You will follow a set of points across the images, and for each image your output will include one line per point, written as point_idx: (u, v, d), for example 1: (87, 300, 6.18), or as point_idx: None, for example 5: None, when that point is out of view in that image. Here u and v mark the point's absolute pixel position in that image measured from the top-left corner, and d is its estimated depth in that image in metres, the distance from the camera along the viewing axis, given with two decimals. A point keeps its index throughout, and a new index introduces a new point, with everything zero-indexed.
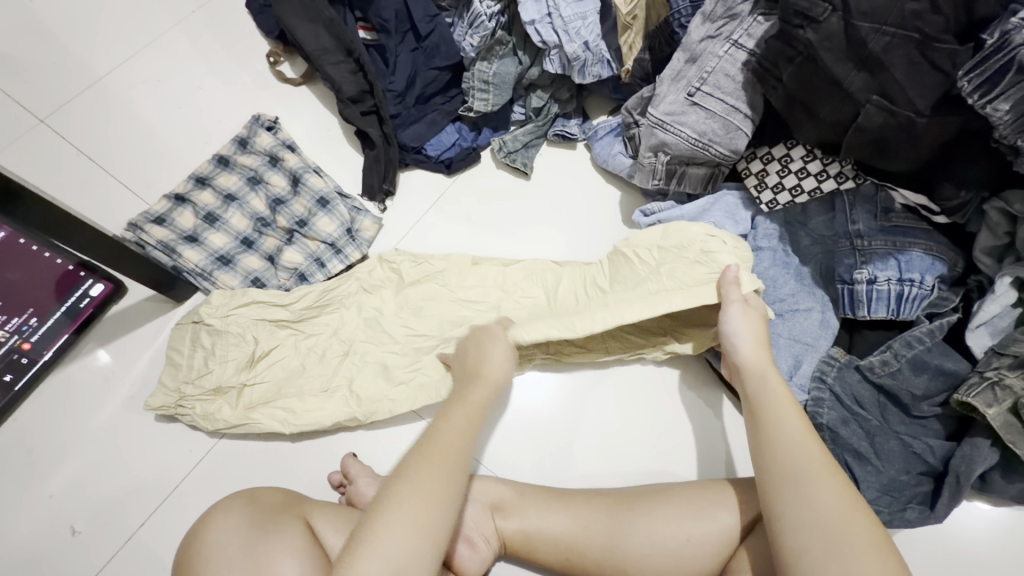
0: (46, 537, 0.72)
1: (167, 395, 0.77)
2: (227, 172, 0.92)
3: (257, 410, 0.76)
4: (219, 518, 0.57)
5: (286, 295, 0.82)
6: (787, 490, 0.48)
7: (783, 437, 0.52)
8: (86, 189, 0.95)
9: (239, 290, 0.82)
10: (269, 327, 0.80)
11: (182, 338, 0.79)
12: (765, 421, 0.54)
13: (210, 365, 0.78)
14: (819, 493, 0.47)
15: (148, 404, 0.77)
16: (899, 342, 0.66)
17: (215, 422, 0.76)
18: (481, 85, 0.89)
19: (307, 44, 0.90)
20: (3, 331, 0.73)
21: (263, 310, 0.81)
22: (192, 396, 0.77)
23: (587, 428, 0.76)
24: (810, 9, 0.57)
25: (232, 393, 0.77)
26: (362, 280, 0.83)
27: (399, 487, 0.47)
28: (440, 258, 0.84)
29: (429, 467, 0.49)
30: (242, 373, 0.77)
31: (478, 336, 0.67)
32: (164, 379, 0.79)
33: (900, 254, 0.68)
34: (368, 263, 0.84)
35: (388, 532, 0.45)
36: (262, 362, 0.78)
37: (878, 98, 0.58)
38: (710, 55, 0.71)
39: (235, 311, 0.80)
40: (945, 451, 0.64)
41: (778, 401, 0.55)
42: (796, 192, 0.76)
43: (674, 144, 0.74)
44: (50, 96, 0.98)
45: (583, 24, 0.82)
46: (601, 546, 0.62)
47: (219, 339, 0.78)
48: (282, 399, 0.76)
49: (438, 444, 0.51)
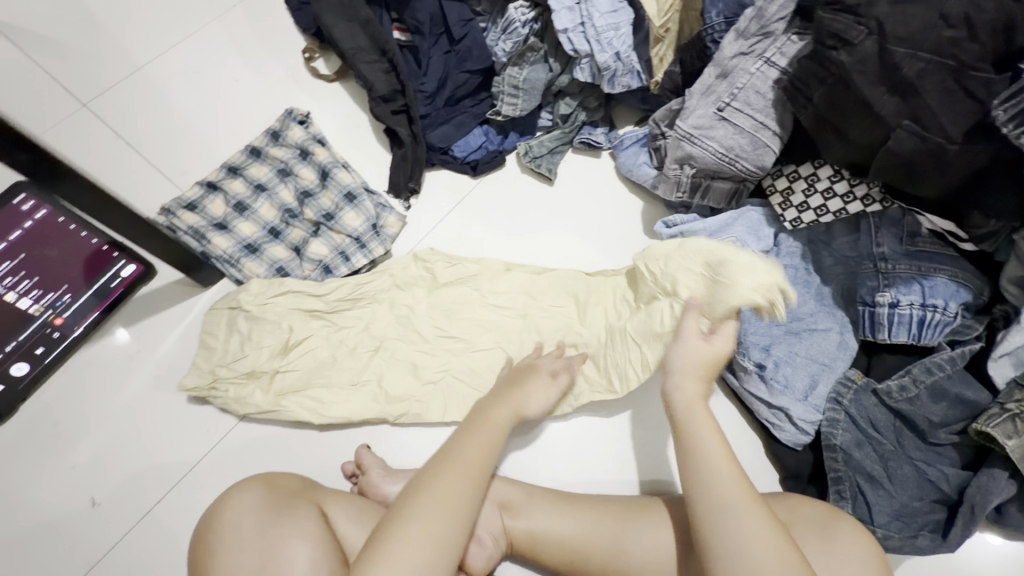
0: (67, 507, 0.75)
1: (201, 376, 0.79)
2: (259, 163, 0.94)
3: (287, 397, 0.77)
4: (236, 498, 0.58)
5: (320, 285, 0.84)
6: (727, 516, 0.51)
7: (712, 464, 0.54)
8: (124, 171, 0.97)
9: (276, 279, 0.84)
10: (304, 317, 0.81)
11: (217, 323, 0.82)
12: (701, 449, 0.56)
13: (245, 349, 0.80)
14: (748, 523, 0.50)
15: (181, 384, 0.79)
16: (919, 366, 0.67)
17: (246, 406, 0.77)
18: (511, 90, 0.91)
19: (343, 42, 0.92)
20: (38, 305, 0.77)
21: (298, 299, 0.82)
22: (226, 379, 0.78)
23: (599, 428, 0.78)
24: (845, 32, 0.57)
25: (264, 377, 0.78)
26: (395, 277, 0.85)
27: (412, 503, 0.50)
28: (475, 261, 0.85)
29: (440, 481, 0.52)
30: (276, 358, 0.79)
31: (525, 370, 0.70)
32: (199, 360, 0.80)
33: (925, 279, 0.68)
34: (403, 261, 0.86)
35: (400, 542, 0.47)
36: (295, 349, 0.80)
37: (909, 123, 0.58)
38: (741, 72, 0.71)
39: (272, 299, 0.82)
40: (960, 480, 0.64)
41: (705, 432, 0.57)
42: (819, 212, 0.76)
43: (701, 158, 0.75)
44: (92, 82, 1.02)
45: (615, 35, 0.83)
46: (607, 550, 0.62)
47: (256, 325, 0.80)
48: (311, 388, 0.78)
49: (453, 463, 0.54)
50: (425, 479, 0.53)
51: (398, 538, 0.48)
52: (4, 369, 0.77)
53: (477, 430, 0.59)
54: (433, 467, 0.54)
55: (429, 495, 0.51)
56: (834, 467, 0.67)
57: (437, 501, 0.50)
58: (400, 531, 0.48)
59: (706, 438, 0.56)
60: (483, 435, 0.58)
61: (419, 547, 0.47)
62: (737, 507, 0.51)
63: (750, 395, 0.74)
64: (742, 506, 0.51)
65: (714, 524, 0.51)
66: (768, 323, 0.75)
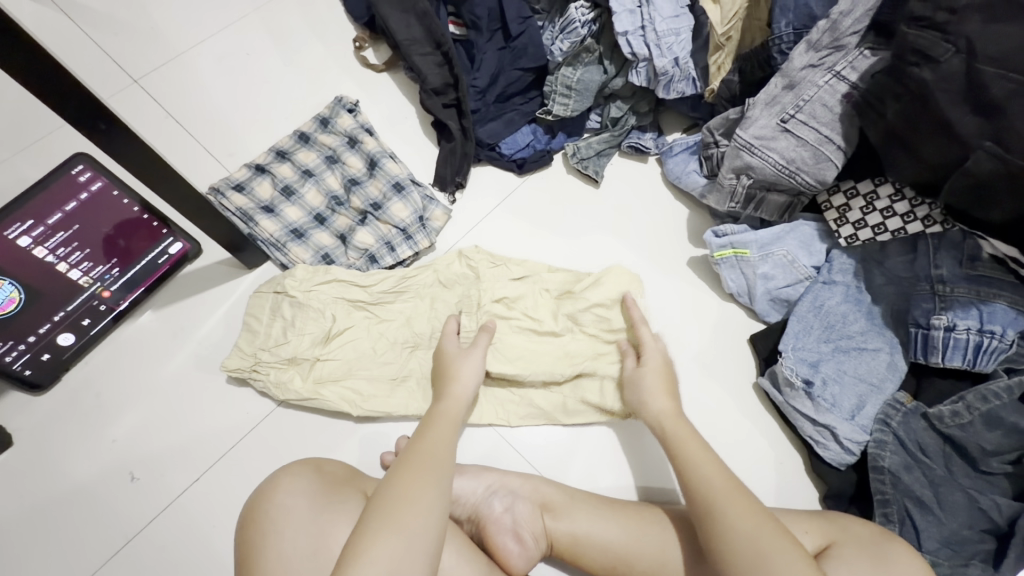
0: (106, 481, 0.75)
1: (243, 358, 0.79)
2: (307, 149, 0.95)
3: (325, 387, 0.77)
4: (287, 479, 0.58)
5: (366, 276, 0.84)
6: (722, 505, 0.53)
7: (698, 464, 0.58)
8: (170, 148, 0.97)
9: (320, 266, 0.84)
10: (347, 307, 0.81)
11: (262, 306, 0.82)
12: (685, 455, 0.59)
13: (288, 336, 0.79)
14: (743, 513, 0.52)
15: (223, 364, 0.79)
16: (975, 394, 0.64)
17: (286, 391, 0.77)
18: (563, 90, 0.90)
19: (398, 33, 0.92)
20: (88, 277, 0.77)
21: (344, 288, 0.82)
22: (267, 362, 0.78)
23: (648, 444, 0.77)
24: (930, 48, 0.58)
25: (304, 365, 0.78)
26: (440, 273, 0.85)
27: (391, 491, 0.50)
28: (518, 264, 0.85)
29: (411, 470, 0.53)
30: (317, 346, 0.79)
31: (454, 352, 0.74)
32: (240, 343, 0.80)
33: (983, 305, 0.67)
34: (447, 257, 0.86)
35: (384, 529, 0.47)
36: (336, 339, 0.80)
37: (991, 144, 0.56)
38: (809, 84, 0.70)
39: (318, 287, 0.82)
40: (1013, 511, 0.62)
41: (678, 432, 0.63)
42: (878, 230, 0.76)
43: (760, 168, 0.74)
44: (144, 60, 1.03)
45: (676, 40, 0.82)
46: (651, 557, 0.61)
47: (301, 313, 0.80)
48: (351, 379, 0.78)
49: (419, 453, 0.56)
50: (397, 472, 0.53)
51: (382, 525, 0.47)
52: (51, 339, 0.77)
53: (435, 425, 0.62)
54: (401, 461, 0.55)
55: (408, 481, 0.52)
56: (881, 489, 0.67)
57: (404, 499, 0.50)
58: (383, 519, 0.48)
59: (690, 447, 0.60)
60: (441, 429, 0.61)
61: (404, 541, 0.47)
62: (728, 497, 0.53)
63: (795, 412, 0.74)
64: (729, 502, 0.53)
65: (719, 514, 0.53)
66: (816, 340, 0.75)
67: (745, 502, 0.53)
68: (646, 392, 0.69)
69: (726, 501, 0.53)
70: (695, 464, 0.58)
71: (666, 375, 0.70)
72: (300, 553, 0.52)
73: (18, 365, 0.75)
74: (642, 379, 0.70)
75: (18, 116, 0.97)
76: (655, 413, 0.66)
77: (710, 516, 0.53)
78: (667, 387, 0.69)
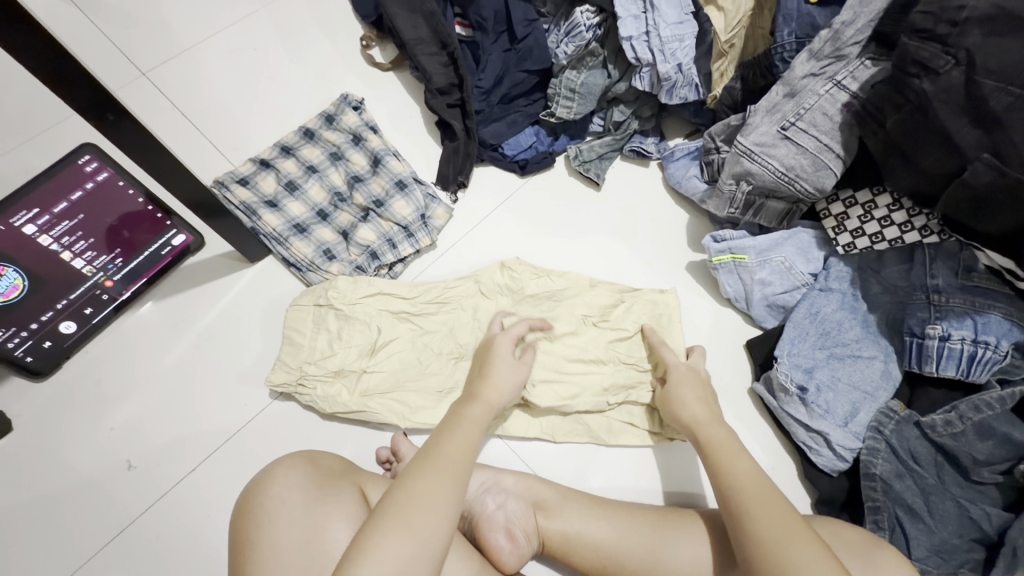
0: (103, 468, 0.75)
1: (288, 372, 0.78)
2: (312, 145, 0.96)
3: (374, 399, 0.77)
4: (283, 472, 0.58)
5: (409, 288, 0.84)
6: (754, 505, 0.53)
7: (733, 463, 0.58)
8: (177, 142, 0.98)
9: (364, 279, 0.84)
10: (390, 318, 0.82)
11: (303, 321, 0.81)
12: (718, 456, 0.59)
13: (334, 348, 0.80)
14: (773, 513, 0.52)
15: (268, 380, 0.78)
16: (967, 404, 0.65)
17: (333, 405, 0.77)
18: (567, 93, 0.91)
19: (405, 33, 0.93)
20: (91, 266, 0.78)
21: (386, 301, 0.83)
22: (314, 376, 0.78)
23: (689, 460, 0.76)
24: (931, 60, 0.58)
25: (352, 377, 0.78)
26: (481, 285, 0.85)
27: (400, 498, 0.49)
28: (559, 277, 0.86)
29: (422, 477, 0.52)
30: (364, 359, 0.79)
31: (484, 350, 0.73)
32: (284, 357, 0.80)
33: (978, 315, 0.67)
34: (490, 269, 0.86)
35: (386, 539, 0.46)
36: (382, 351, 0.80)
37: (989, 156, 0.57)
38: (810, 93, 0.71)
39: (361, 300, 0.82)
40: (1002, 521, 0.62)
41: (714, 431, 0.62)
42: (875, 239, 0.76)
43: (759, 174, 0.75)
44: (152, 53, 1.04)
45: (679, 46, 0.83)
46: (641, 558, 0.61)
47: (346, 324, 0.81)
48: (399, 392, 0.78)
49: (437, 459, 0.54)
50: (415, 467, 0.53)
51: (384, 534, 0.46)
52: (53, 327, 0.78)
53: (459, 429, 0.59)
54: (415, 465, 0.54)
55: (419, 490, 0.50)
56: (872, 496, 0.67)
57: (417, 499, 0.49)
58: (387, 527, 0.47)
59: (720, 449, 0.60)
60: (464, 435, 0.59)
61: (412, 545, 0.46)
62: (759, 499, 0.53)
63: (787, 417, 0.74)
64: (758, 504, 0.53)
65: (749, 513, 0.53)
66: (811, 347, 0.75)
67: (776, 502, 0.53)
68: (680, 400, 0.68)
69: (759, 502, 0.53)
70: (729, 464, 0.58)
71: (700, 382, 0.70)
72: (294, 545, 0.52)
73: (20, 352, 0.76)
74: (679, 387, 0.69)
75: (27, 105, 0.98)
76: (693, 419, 0.65)
77: (739, 513, 0.54)
78: (705, 397, 0.68)
